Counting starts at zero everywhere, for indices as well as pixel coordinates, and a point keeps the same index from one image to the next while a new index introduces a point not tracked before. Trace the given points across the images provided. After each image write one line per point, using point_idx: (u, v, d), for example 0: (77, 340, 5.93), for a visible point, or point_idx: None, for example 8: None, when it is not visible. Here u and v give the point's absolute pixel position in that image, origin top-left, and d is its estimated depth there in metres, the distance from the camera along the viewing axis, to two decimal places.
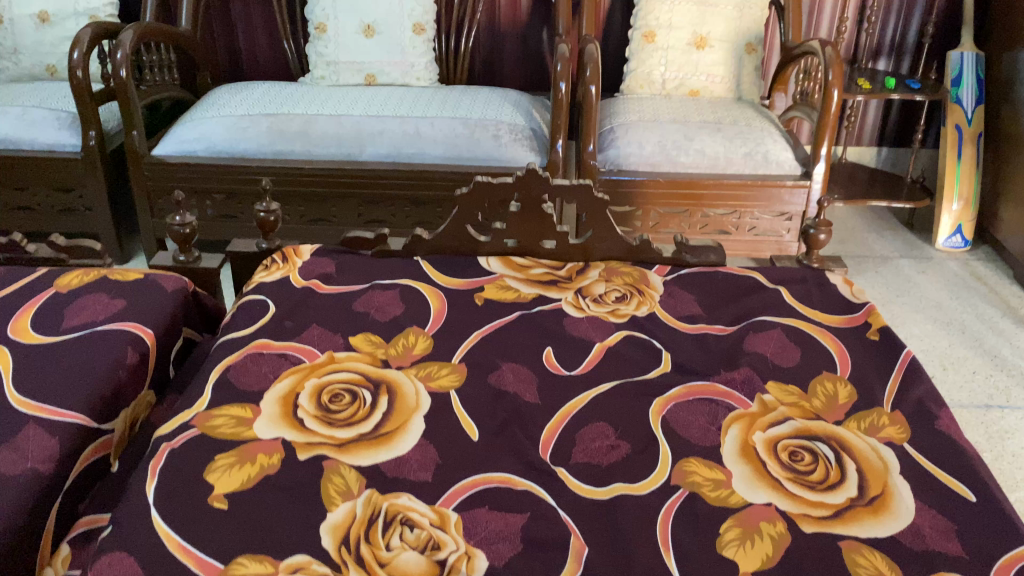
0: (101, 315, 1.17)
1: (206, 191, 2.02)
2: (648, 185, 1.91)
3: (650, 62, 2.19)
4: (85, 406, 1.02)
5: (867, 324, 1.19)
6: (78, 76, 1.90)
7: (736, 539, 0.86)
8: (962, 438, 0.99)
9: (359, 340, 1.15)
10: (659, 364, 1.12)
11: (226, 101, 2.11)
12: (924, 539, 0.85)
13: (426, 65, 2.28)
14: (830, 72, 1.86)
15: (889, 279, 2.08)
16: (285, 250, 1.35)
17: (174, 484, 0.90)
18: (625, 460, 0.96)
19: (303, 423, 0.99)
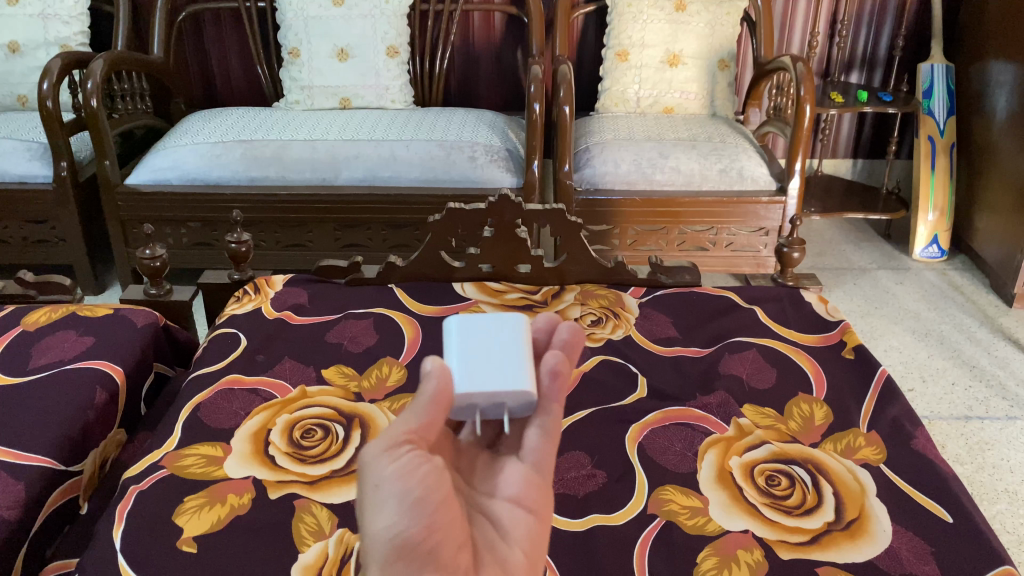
0: (70, 354, 1.15)
1: (180, 220, 2.00)
2: (624, 203, 1.91)
3: (624, 81, 2.19)
4: (52, 448, 1.00)
5: (842, 342, 1.19)
6: (48, 107, 1.88)
7: (713, 568, 0.85)
8: (939, 458, 0.99)
9: (332, 373, 1.14)
10: (635, 389, 1.12)
11: (199, 128, 2.10)
12: (901, 563, 0.85)
13: (401, 88, 2.28)
14: (803, 87, 1.87)
15: (867, 291, 2.08)
16: (257, 281, 1.33)
17: (142, 527, 0.88)
18: (601, 490, 0.95)
19: (274, 461, 0.97)
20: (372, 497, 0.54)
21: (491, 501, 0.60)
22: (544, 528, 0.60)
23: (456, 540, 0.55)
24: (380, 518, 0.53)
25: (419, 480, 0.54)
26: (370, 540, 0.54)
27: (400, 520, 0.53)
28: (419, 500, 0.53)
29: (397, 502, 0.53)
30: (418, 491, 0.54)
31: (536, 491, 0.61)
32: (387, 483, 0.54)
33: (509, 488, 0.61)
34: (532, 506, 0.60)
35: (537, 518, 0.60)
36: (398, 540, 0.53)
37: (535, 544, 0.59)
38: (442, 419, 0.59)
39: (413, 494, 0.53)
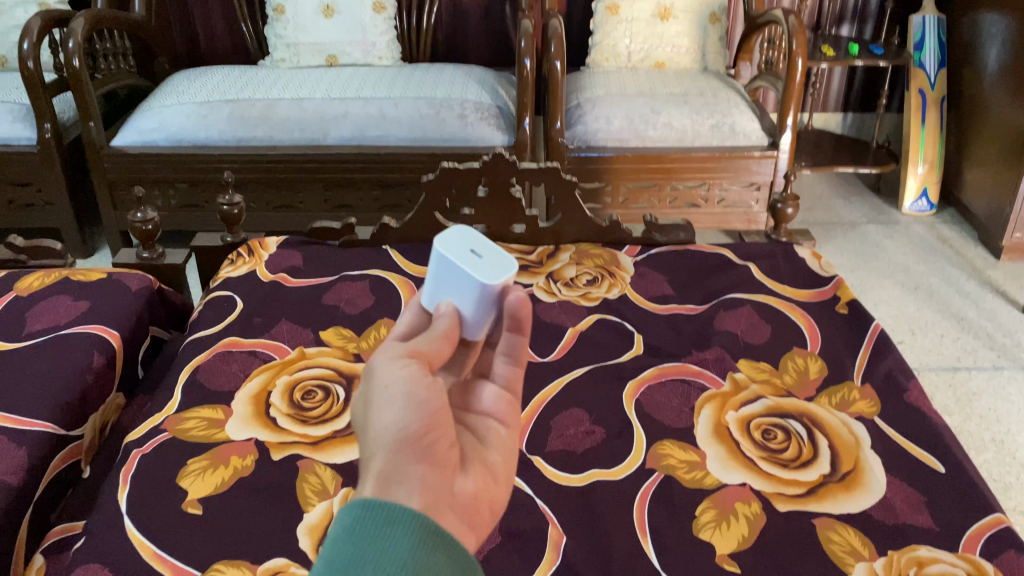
0: (65, 319, 1.15)
1: (168, 181, 1.98)
2: (616, 160, 1.91)
3: (615, 35, 2.17)
4: (52, 413, 1.00)
5: (835, 297, 1.20)
6: (29, 67, 1.84)
7: (712, 521, 0.87)
8: (931, 410, 1.01)
9: (330, 335, 1.14)
10: (631, 346, 1.13)
11: (184, 87, 2.06)
12: (895, 512, 0.87)
13: (388, 44, 2.25)
14: (794, 40, 1.85)
15: (857, 245, 2.09)
16: (250, 243, 1.33)
17: (147, 490, 0.89)
18: (601, 446, 0.97)
19: (276, 422, 0.98)
20: (375, 399, 0.55)
21: (470, 416, 0.63)
22: (515, 437, 0.63)
23: (450, 438, 0.56)
24: (387, 415, 0.54)
25: (424, 387, 0.56)
26: (375, 434, 0.54)
27: (406, 415, 0.54)
28: (423, 398, 0.55)
29: (402, 399, 0.54)
30: (421, 391, 0.55)
31: (509, 406, 0.64)
32: (391, 386, 0.55)
33: (491, 405, 0.64)
34: (506, 417, 0.64)
35: (510, 429, 0.63)
36: (404, 432, 0.53)
37: (510, 456, 0.62)
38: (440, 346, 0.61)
39: (417, 393, 0.55)
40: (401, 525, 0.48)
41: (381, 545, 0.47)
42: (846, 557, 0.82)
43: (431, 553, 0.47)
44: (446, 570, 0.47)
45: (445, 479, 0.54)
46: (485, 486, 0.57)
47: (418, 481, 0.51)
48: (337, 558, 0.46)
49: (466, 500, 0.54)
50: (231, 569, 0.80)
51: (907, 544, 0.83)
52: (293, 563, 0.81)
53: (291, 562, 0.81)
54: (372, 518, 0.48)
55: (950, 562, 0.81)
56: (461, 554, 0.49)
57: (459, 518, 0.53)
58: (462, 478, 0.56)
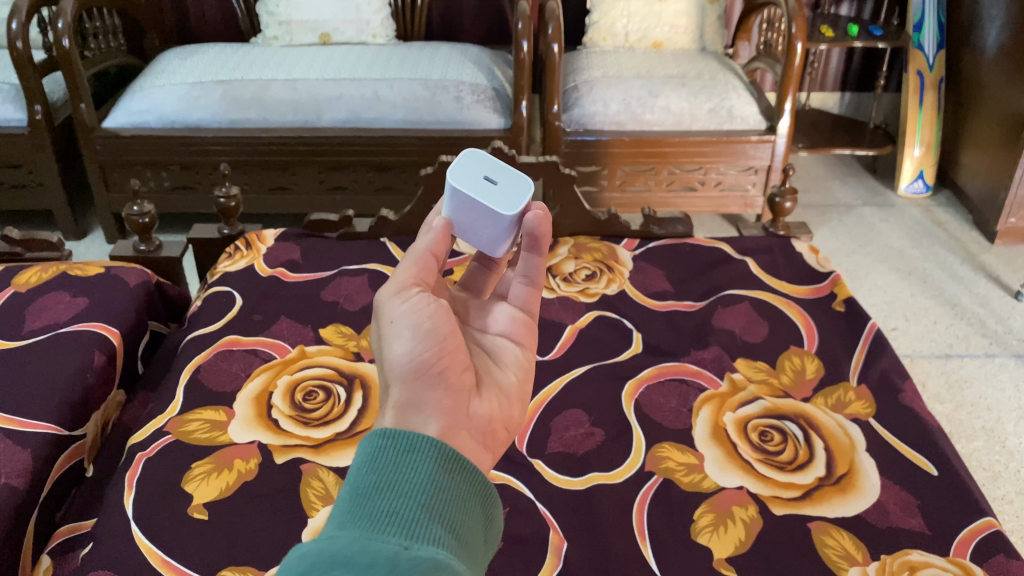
0: (65, 316, 1.15)
1: (161, 163, 1.96)
2: (613, 144, 1.90)
3: (613, 14, 2.14)
4: (55, 414, 1.00)
5: (832, 294, 1.21)
6: (19, 47, 1.81)
7: (709, 525, 0.88)
8: (925, 411, 1.02)
9: (330, 333, 1.14)
10: (630, 345, 1.13)
11: (175, 67, 2.03)
12: (888, 516, 0.89)
13: (382, 22, 2.22)
14: (794, 24, 1.83)
15: (852, 228, 2.10)
16: (248, 236, 1.32)
17: (152, 495, 0.90)
18: (600, 448, 0.98)
19: (278, 424, 0.99)
20: (388, 332, 0.62)
21: (484, 336, 0.71)
22: (531, 357, 0.71)
23: (461, 362, 0.63)
24: (399, 347, 0.61)
25: (429, 316, 0.62)
26: (390, 364, 0.61)
27: (419, 346, 0.61)
28: (432, 330, 0.61)
29: (415, 331, 0.61)
30: (430, 323, 0.61)
31: (524, 329, 0.72)
32: (402, 319, 0.61)
33: (505, 327, 0.71)
34: (521, 337, 0.71)
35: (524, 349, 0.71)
36: (418, 362, 0.60)
37: (523, 373, 0.69)
38: (437, 265, 0.66)
39: (424, 324, 0.61)
40: (420, 454, 0.52)
41: (403, 469, 0.51)
42: (840, 561, 0.84)
43: (447, 478, 0.52)
44: (460, 494, 0.52)
45: (460, 402, 0.61)
46: (498, 406, 0.64)
47: (435, 407, 0.58)
48: (362, 482, 0.50)
49: (481, 420, 0.62)
50: None
51: (900, 548, 0.85)
52: None
53: None
54: (391, 448, 0.52)
55: (942, 566, 0.83)
56: (475, 475, 0.54)
57: (475, 438, 0.60)
58: (477, 400, 0.63)
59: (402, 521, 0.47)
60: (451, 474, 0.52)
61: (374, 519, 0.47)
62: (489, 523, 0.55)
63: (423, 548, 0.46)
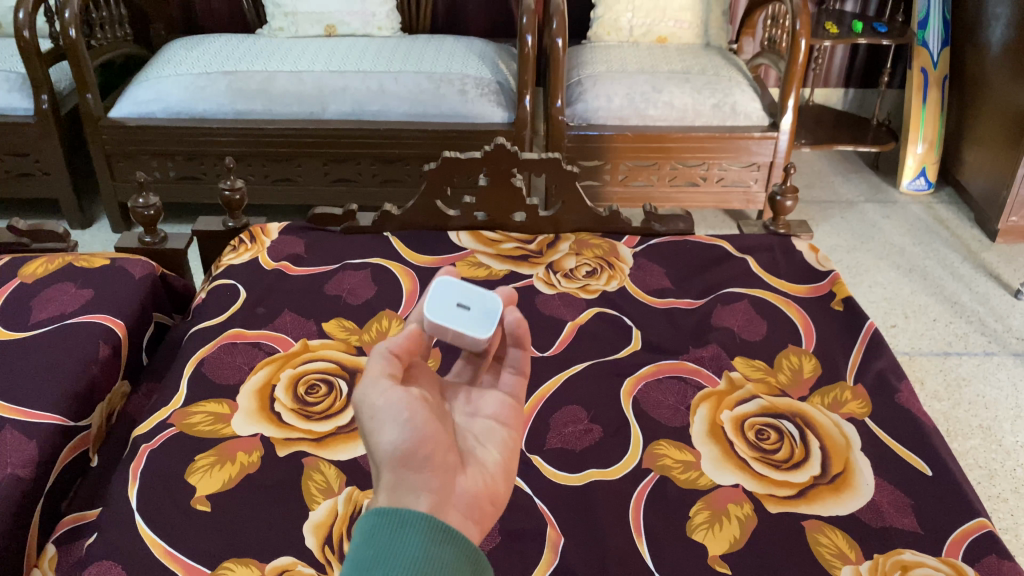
0: (70, 307, 1.16)
1: (166, 153, 1.97)
2: (615, 139, 1.91)
3: (617, 9, 2.14)
4: (61, 405, 1.02)
5: (831, 293, 1.22)
6: (25, 37, 1.82)
7: (705, 522, 0.89)
8: (921, 412, 1.03)
9: (332, 327, 1.15)
10: (630, 342, 1.14)
11: (181, 57, 2.04)
12: (882, 515, 0.90)
13: (387, 15, 2.22)
14: (800, 21, 1.81)
15: (854, 224, 2.11)
16: (252, 229, 1.33)
17: (156, 486, 0.91)
18: (598, 444, 0.99)
19: (281, 417, 1.00)
20: (370, 426, 0.61)
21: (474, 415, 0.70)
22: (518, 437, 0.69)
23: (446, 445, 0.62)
24: (383, 437, 0.60)
25: (407, 405, 0.61)
26: (376, 457, 0.60)
27: (401, 432, 0.60)
28: (411, 419, 0.60)
29: (394, 421, 0.60)
30: (409, 411, 0.61)
31: (511, 410, 0.71)
32: (380, 412, 0.61)
33: (494, 407, 0.71)
34: (509, 416, 0.70)
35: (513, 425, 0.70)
36: (402, 449, 0.59)
37: (512, 447, 0.68)
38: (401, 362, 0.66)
39: (405, 413, 0.60)
40: (413, 527, 0.54)
41: (396, 543, 0.53)
42: (833, 559, 0.85)
43: (441, 547, 0.53)
44: (455, 561, 0.53)
45: (447, 482, 0.60)
46: (487, 483, 0.63)
47: (423, 492, 0.57)
48: (358, 560, 0.52)
49: (471, 499, 0.60)
50: (239, 567, 0.83)
51: (892, 548, 0.86)
52: (299, 561, 0.83)
53: (297, 560, 0.84)
54: (386, 522, 0.54)
55: (934, 566, 0.84)
56: (469, 545, 0.55)
57: (465, 516, 0.59)
58: (465, 478, 0.62)
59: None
60: (446, 549, 0.54)
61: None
62: None
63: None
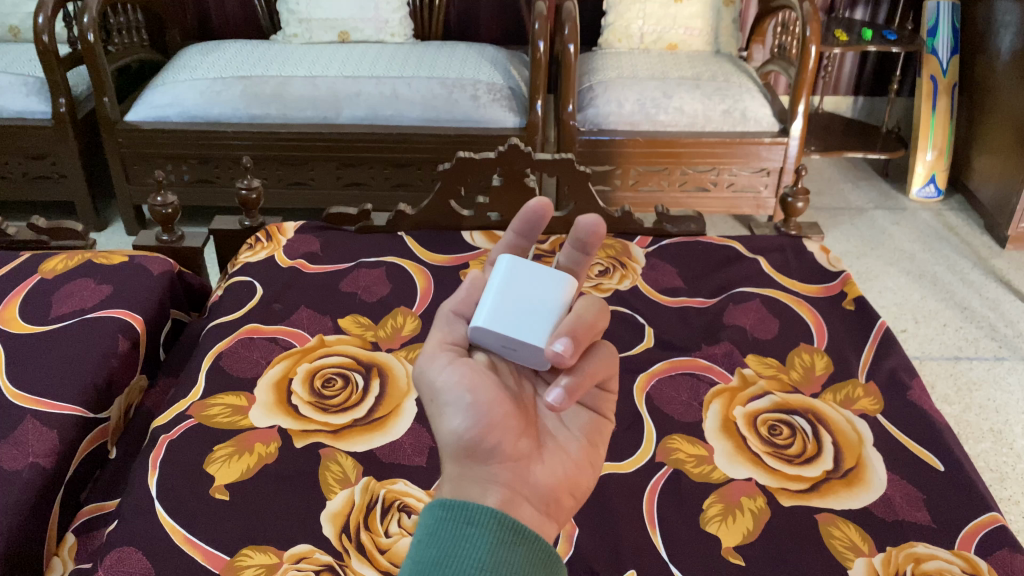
0: (89, 303, 1.17)
1: (182, 157, 2.00)
2: (626, 144, 1.92)
3: (628, 16, 2.16)
4: (82, 397, 1.03)
5: (843, 293, 1.23)
6: (44, 41, 1.84)
7: (718, 515, 0.90)
8: (932, 408, 1.04)
9: (348, 322, 1.17)
10: (642, 339, 1.15)
11: (197, 62, 2.07)
12: (895, 509, 0.90)
13: (401, 21, 2.25)
14: (809, 28, 1.84)
15: (864, 231, 2.11)
16: (268, 229, 1.35)
17: (175, 475, 0.92)
18: (612, 438, 1.00)
19: (298, 410, 1.01)
20: (435, 410, 0.66)
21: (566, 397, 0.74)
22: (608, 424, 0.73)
23: (514, 432, 0.66)
24: (449, 425, 0.64)
25: (469, 389, 0.65)
26: (444, 441, 0.65)
27: (463, 422, 0.64)
28: (474, 405, 0.64)
29: (456, 408, 0.64)
30: (470, 396, 0.64)
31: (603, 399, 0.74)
32: (442, 395, 0.65)
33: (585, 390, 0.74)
34: (594, 399, 0.74)
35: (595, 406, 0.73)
36: (465, 440, 0.64)
37: (590, 430, 0.72)
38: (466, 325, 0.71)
39: (469, 400, 0.64)
40: (479, 525, 0.57)
41: (465, 543, 0.56)
42: (847, 552, 0.86)
43: (505, 546, 0.56)
44: (518, 556, 0.56)
45: (518, 474, 0.64)
46: (564, 471, 0.67)
47: (490, 486, 0.62)
48: (427, 555, 0.56)
49: (544, 490, 0.65)
50: (258, 554, 0.84)
51: (905, 541, 0.87)
52: (317, 549, 0.84)
53: (315, 548, 0.84)
54: (451, 519, 0.58)
55: (946, 558, 0.85)
56: (539, 542, 0.58)
57: (536, 507, 0.64)
58: (539, 467, 0.66)
59: None
60: (512, 546, 0.57)
61: None
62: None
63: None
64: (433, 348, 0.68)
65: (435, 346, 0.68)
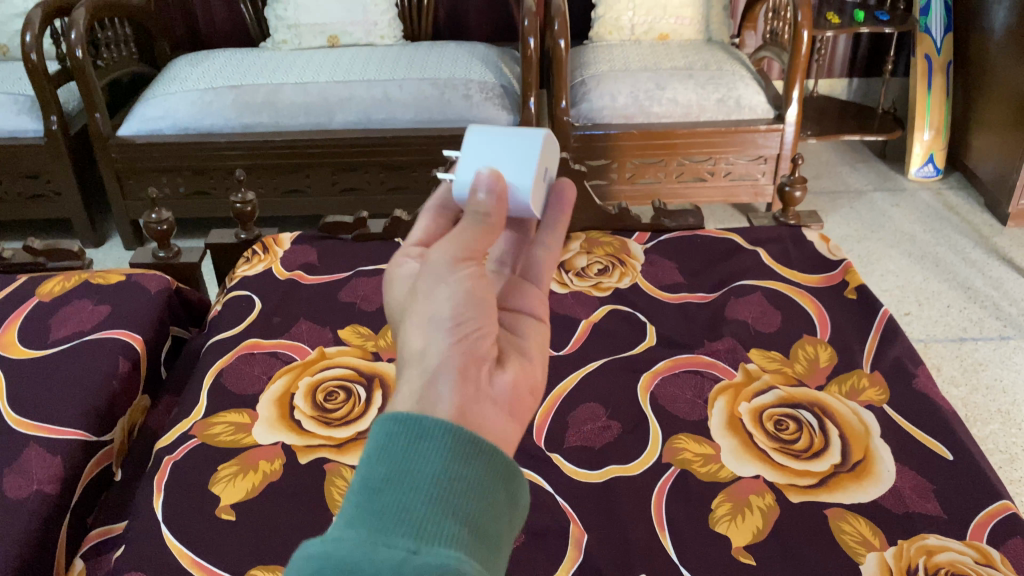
0: (88, 324, 1.17)
1: (176, 169, 1.99)
2: (621, 137, 1.91)
3: (618, 7, 2.15)
4: (84, 421, 1.03)
5: (844, 282, 1.22)
6: (33, 60, 1.83)
7: (727, 514, 0.90)
8: (938, 396, 1.03)
9: (348, 333, 1.16)
10: (644, 338, 1.15)
11: (187, 73, 2.05)
12: (904, 501, 0.90)
13: (390, 23, 2.23)
14: (800, 12, 1.82)
15: (864, 214, 2.10)
16: (264, 241, 1.34)
17: (181, 496, 0.91)
18: (617, 440, 0.99)
19: (301, 425, 1.01)
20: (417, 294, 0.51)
21: (506, 310, 0.58)
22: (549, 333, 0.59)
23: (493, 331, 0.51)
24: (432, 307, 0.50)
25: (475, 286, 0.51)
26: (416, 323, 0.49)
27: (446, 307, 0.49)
28: (468, 294, 0.50)
29: (445, 291, 0.50)
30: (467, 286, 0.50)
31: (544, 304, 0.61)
32: (435, 277, 0.51)
33: (530, 300, 0.60)
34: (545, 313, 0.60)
35: (543, 321, 0.59)
36: (443, 326, 0.49)
37: (545, 344, 0.57)
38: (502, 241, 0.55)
39: (473, 291, 0.50)
40: (435, 437, 0.44)
41: (418, 461, 0.43)
42: (858, 547, 0.85)
43: (467, 462, 0.44)
44: (477, 483, 0.43)
45: (489, 376, 0.50)
46: (525, 375, 0.53)
47: (459, 380, 0.47)
48: (372, 475, 0.43)
49: (509, 394, 0.51)
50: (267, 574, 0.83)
51: (916, 533, 0.86)
52: None
53: None
54: (402, 433, 0.44)
55: (958, 549, 0.84)
56: (505, 460, 0.46)
57: (502, 412, 0.49)
58: (504, 373, 0.52)
59: (413, 530, 0.41)
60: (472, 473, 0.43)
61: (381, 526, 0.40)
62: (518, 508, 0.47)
63: (431, 561, 0.39)
64: (443, 260, 0.51)
65: (444, 254, 0.51)
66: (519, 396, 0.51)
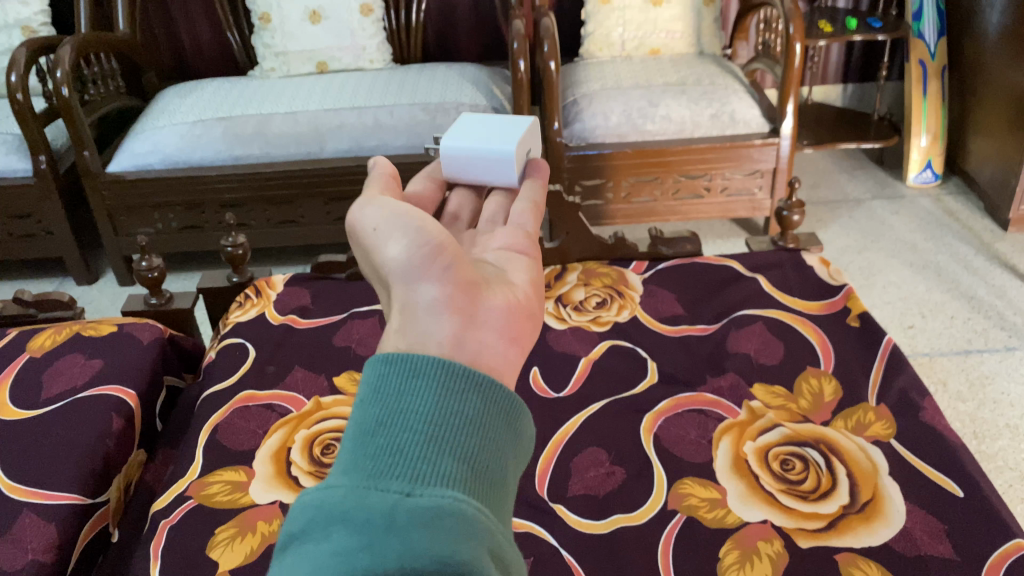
0: (81, 380, 1.15)
1: (167, 204, 1.97)
2: (615, 156, 1.89)
3: (608, 23, 2.13)
4: (78, 483, 1.01)
5: (846, 309, 1.20)
6: (18, 99, 1.81)
7: (736, 562, 0.88)
8: (946, 428, 1.01)
9: (344, 380, 1.14)
10: (645, 375, 1.13)
11: (176, 106, 2.04)
12: (916, 543, 0.88)
13: (378, 47, 2.22)
14: (792, 25, 1.80)
15: (863, 223, 2.08)
16: (257, 284, 1.33)
17: (178, 562, 0.90)
18: (621, 487, 0.98)
19: (299, 481, 0.99)
20: (374, 241, 0.59)
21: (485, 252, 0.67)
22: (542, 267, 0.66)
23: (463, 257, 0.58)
24: (391, 247, 0.57)
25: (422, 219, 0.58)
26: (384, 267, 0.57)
27: (402, 245, 0.57)
28: (421, 225, 0.57)
29: (398, 232, 0.57)
30: (418, 222, 0.58)
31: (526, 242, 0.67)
32: (381, 226, 0.58)
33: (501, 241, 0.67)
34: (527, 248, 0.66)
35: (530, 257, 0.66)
36: (402, 262, 0.56)
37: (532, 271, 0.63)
38: None
39: (419, 223, 0.58)
40: (424, 374, 0.48)
41: (410, 396, 0.47)
42: None
43: (457, 394, 0.47)
44: (467, 418, 0.47)
45: (470, 297, 0.55)
46: (511, 296, 0.59)
47: (439, 307, 0.53)
48: (367, 417, 0.46)
49: (498, 313, 0.56)
50: None
51: None
52: None
53: None
54: (393, 372, 0.48)
55: None
56: (496, 391, 0.49)
57: (493, 332, 0.55)
58: (488, 294, 0.57)
59: (408, 459, 0.44)
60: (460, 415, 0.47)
61: (378, 457, 0.44)
62: (516, 437, 0.50)
63: (421, 504, 0.42)
64: (396, 209, 0.59)
65: (392, 210, 0.59)
66: (505, 319, 0.57)
